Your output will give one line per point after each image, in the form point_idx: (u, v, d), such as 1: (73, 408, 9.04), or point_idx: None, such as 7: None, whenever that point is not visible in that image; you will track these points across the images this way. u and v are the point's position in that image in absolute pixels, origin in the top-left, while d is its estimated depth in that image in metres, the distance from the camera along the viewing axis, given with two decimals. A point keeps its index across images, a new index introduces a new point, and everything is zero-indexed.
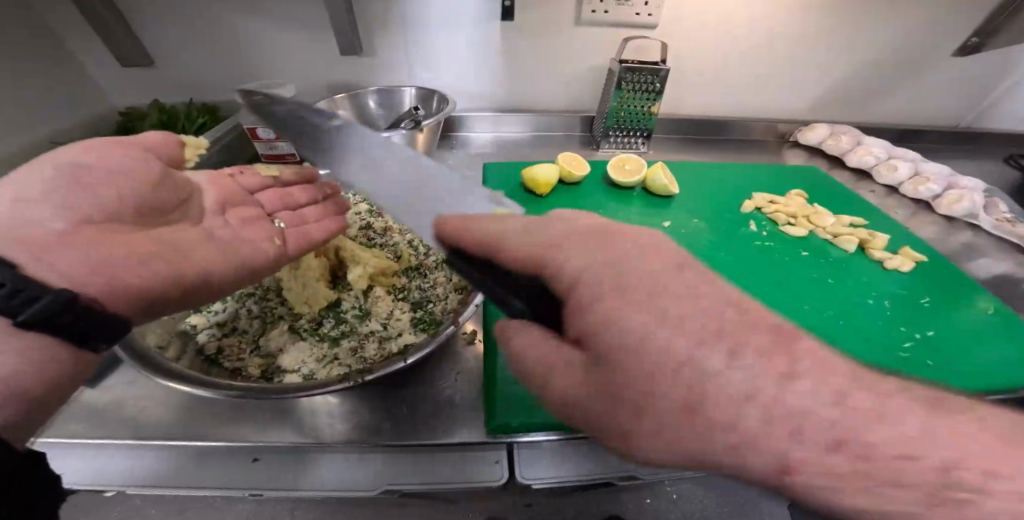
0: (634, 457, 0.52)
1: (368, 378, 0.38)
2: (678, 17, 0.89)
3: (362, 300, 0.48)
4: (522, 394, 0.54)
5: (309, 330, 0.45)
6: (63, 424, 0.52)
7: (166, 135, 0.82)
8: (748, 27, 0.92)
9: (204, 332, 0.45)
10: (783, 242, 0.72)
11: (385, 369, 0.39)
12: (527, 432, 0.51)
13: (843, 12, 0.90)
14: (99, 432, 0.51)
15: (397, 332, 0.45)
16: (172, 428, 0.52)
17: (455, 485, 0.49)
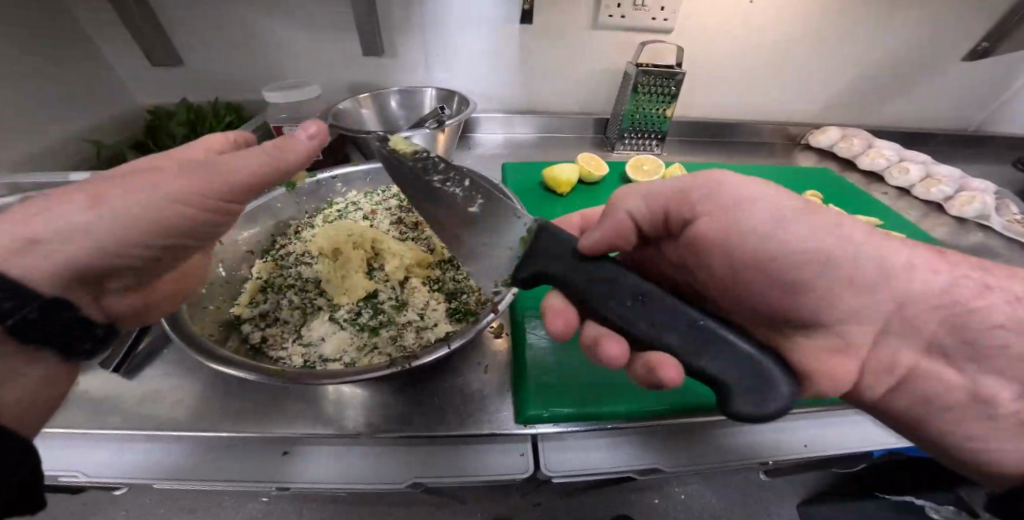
0: (652, 450, 0.53)
1: (414, 364, 0.39)
2: (694, 18, 0.91)
3: (398, 292, 0.48)
4: (550, 387, 0.55)
5: (347, 320, 0.45)
6: (95, 416, 0.53)
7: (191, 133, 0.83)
8: (760, 31, 0.94)
9: (246, 322, 0.46)
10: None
11: (429, 356, 0.40)
12: (556, 423, 0.52)
13: (853, 18, 0.92)
14: (131, 424, 0.52)
15: (435, 321, 0.46)
16: (202, 421, 0.53)
17: (484, 477, 0.50)
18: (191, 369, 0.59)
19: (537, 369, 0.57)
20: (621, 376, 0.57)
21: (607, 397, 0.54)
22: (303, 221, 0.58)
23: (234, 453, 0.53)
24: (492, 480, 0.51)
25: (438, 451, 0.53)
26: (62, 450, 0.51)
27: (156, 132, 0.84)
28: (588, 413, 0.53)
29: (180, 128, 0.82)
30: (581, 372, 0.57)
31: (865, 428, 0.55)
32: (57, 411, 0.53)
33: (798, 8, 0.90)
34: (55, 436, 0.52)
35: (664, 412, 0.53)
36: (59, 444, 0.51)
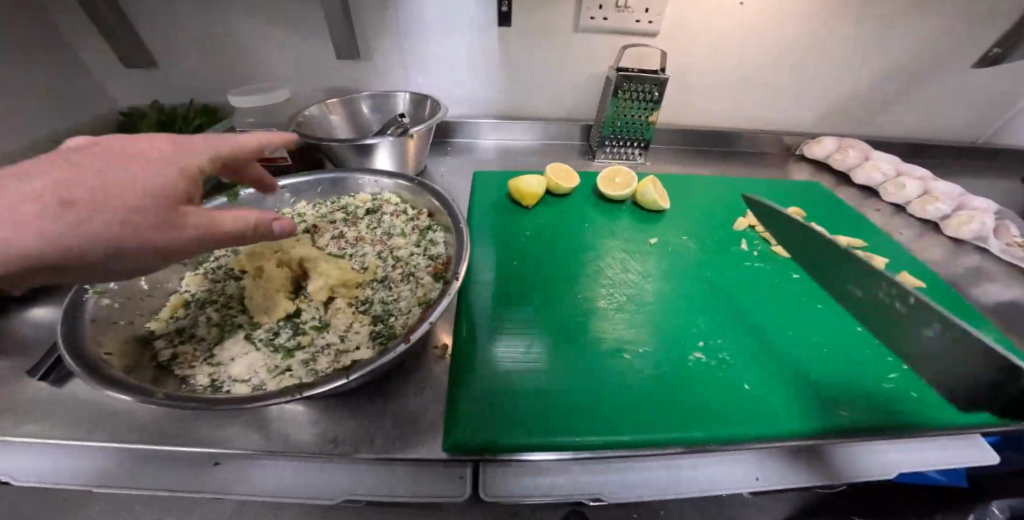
0: (589, 479, 0.49)
1: (312, 392, 0.36)
2: (681, 20, 0.86)
3: (322, 312, 0.46)
4: (483, 410, 0.51)
5: (264, 341, 0.43)
6: (18, 425, 0.51)
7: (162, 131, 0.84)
8: (751, 36, 0.88)
9: (160, 338, 0.44)
10: (773, 265, 0.69)
11: (330, 384, 0.37)
12: (483, 451, 0.48)
13: (851, 21, 0.86)
14: (58, 433, 0.50)
15: (355, 345, 0.43)
16: (127, 432, 0.51)
17: (417, 500, 0.48)
18: None
19: (473, 390, 0.53)
20: (563, 402, 0.53)
21: (544, 425, 0.50)
22: None
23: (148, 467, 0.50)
24: (427, 501, 0.48)
25: (375, 468, 0.50)
26: None
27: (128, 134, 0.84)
28: (520, 440, 0.49)
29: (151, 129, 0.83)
30: (520, 395, 0.53)
31: (831, 465, 0.50)
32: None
33: (794, 10, 0.84)
34: None
35: (601, 444, 0.49)
36: None
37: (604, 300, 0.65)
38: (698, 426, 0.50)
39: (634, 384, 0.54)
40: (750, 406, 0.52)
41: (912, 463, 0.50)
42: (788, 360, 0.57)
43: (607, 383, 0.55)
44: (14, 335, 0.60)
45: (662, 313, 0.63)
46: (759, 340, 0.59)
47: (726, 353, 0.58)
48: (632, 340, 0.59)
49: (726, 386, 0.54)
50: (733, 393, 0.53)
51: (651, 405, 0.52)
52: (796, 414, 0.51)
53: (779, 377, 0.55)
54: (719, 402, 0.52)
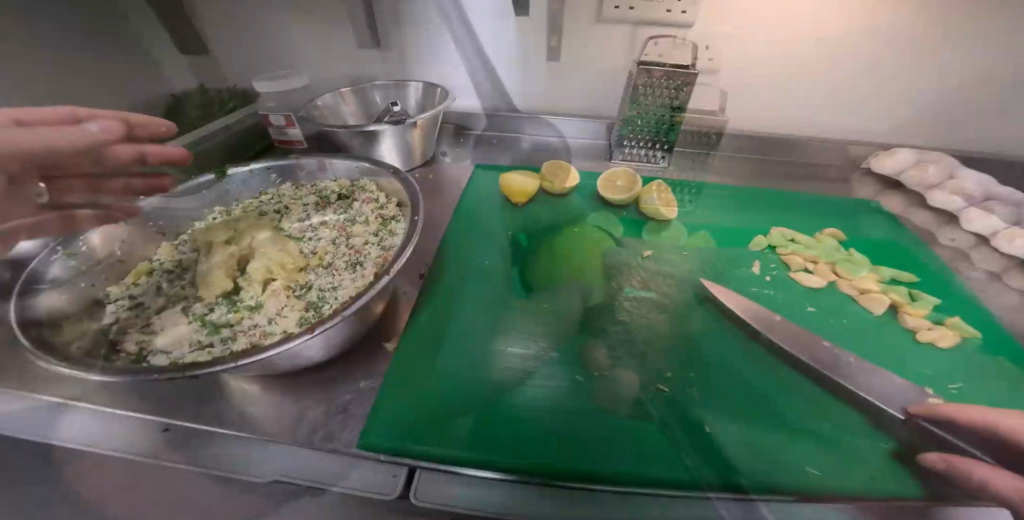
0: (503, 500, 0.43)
1: (203, 370, 0.36)
2: (721, 13, 0.76)
3: (260, 293, 0.46)
4: (407, 412, 0.48)
5: (196, 313, 0.44)
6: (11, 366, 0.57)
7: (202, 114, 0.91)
8: (806, 32, 0.76)
9: (116, 304, 0.47)
10: (789, 292, 0.60)
11: (225, 365, 0.36)
12: (394, 455, 0.45)
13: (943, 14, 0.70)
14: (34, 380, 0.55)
15: (278, 329, 0.42)
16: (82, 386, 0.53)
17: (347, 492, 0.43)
18: None
19: (404, 389, 0.50)
20: (490, 416, 0.48)
21: (462, 438, 0.46)
22: (227, 211, 0.60)
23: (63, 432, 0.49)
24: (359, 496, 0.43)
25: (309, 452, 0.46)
26: None
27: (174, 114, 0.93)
28: (434, 451, 0.45)
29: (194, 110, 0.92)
30: (449, 401, 0.49)
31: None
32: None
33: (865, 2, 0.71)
34: None
35: (516, 471, 0.43)
36: None
37: (566, 308, 0.58)
38: (633, 468, 0.43)
39: (573, 408, 0.48)
40: (704, 454, 0.44)
41: None
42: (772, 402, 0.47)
43: (544, 402, 0.49)
44: None
45: (628, 329, 0.54)
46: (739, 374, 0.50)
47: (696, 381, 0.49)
48: (585, 357, 0.52)
49: (681, 425, 0.46)
50: (687, 435, 0.45)
51: (585, 435, 0.45)
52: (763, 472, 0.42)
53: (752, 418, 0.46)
54: (666, 444, 0.44)
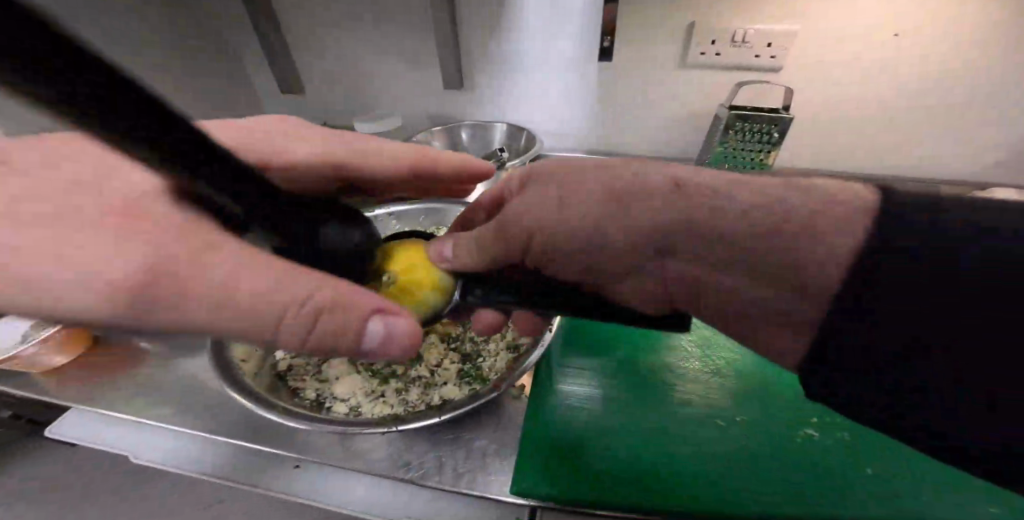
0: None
1: (403, 427, 0.38)
2: (825, 32, 0.77)
3: (417, 345, 0.48)
4: (555, 453, 0.49)
5: (363, 364, 0.47)
6: (148, 405, 0.62)
7: None
8: (910, 52, 0.76)
9: (280, 350, 0.50)
10: None
11: (421, 421, 0.38)
12: (549, 503, 0.45)
13: None
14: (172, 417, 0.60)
15: (444, 381, 0.45)
16: (215, 426, 0.58)
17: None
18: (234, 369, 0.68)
19: (594, 453, 0.49)
20: (640, 462, 0.48)
21: (615, 482, 0.46)
22: None
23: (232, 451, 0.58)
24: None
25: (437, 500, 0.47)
26: (111, 430, 0.61)
27: None
28: (586, 497, 0.45)
29: None
30: (592, 444, 0.50)
31: None
32: (130, 384, 0.65)
33: None
34: (110, 417, 0.63)
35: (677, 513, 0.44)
36: (108, 424, 0.62)
37: (697, 360, 0.59)
38: (796, 507, 0.44)
39: (724, 456, 0.48)
40: (855, 494, 0.45)
41: None
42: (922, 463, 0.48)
43: (690, 449, 0.49)
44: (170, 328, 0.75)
45: (754, 376, 0.56)
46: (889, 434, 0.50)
47: (846, 437, 0.50)
48: (727, 412, 0.52)
49: (835, 476, 0.46)
50: (843, 481, 0.46)
51: (742, 478, 0.46)
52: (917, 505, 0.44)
53: (909, 474, 0.47)
54: (821, 489, 0.45)
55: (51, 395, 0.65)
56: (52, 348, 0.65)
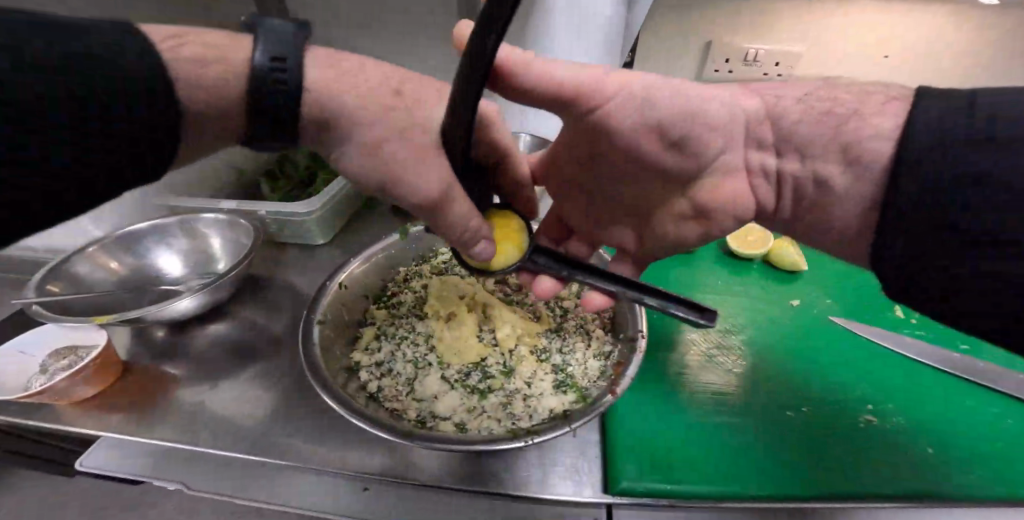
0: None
1: (535, 441, 0.39)
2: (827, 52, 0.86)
3: (507, 358, 0.50)
4: (642, 449, 0.51)
5: (457, 380, 0.48)
6: (186, 428, 0.60)
7: (313, 164, 1.02)
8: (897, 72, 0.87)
9: (364, 370, 0.50)
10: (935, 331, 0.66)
11: (549, 433, 0.40)
12: (650, 498, 0.46)
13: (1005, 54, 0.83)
14: (215, 442, 0.58)
15: (542, 392, 0.47)
16: (265, 447, 0.57)
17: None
18: (274, 384, 0.66)
19: (678, 447, 0.51)
20: (724, 452, 0.51)
21: (706, 473, 0.48)
22: (411, 269, 0.65)
23: (300, 473, 0.56)
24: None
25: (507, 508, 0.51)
26: (149, 458, 0.59)
27: (285, 163, 1.05)
28: (684, 489, 0.47)
29: (304, 160, 1.03)
30: (674, 439, 0.52)
31: None
32: (162, 409, 0.62)
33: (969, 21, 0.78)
34: (147, 446, 0.60)
35: (773, 496, 0.46)
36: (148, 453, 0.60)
37: (747, 355, 0.63)
38: (874, 482, 0.47)
39: (795, 441, 0.52)
40: (918, 466, 0.49)
41: None
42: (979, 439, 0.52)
43: (765, 437, 0.52)
44: (194, 347, 0.73)
45: (801, 368, 0.61)
46: (943, 412, 0.55)
47: (902, 419, 0.54)
48: (788, 403, 0.57)
49: (898, 451, 0.51)
50: (905, 454, 0.50)
51: (818, 460, 0.50)
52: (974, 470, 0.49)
53: (967, 447, 0.51)
54: (888, 462, 0.49)
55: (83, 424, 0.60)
56: (86, 375, 0.60)
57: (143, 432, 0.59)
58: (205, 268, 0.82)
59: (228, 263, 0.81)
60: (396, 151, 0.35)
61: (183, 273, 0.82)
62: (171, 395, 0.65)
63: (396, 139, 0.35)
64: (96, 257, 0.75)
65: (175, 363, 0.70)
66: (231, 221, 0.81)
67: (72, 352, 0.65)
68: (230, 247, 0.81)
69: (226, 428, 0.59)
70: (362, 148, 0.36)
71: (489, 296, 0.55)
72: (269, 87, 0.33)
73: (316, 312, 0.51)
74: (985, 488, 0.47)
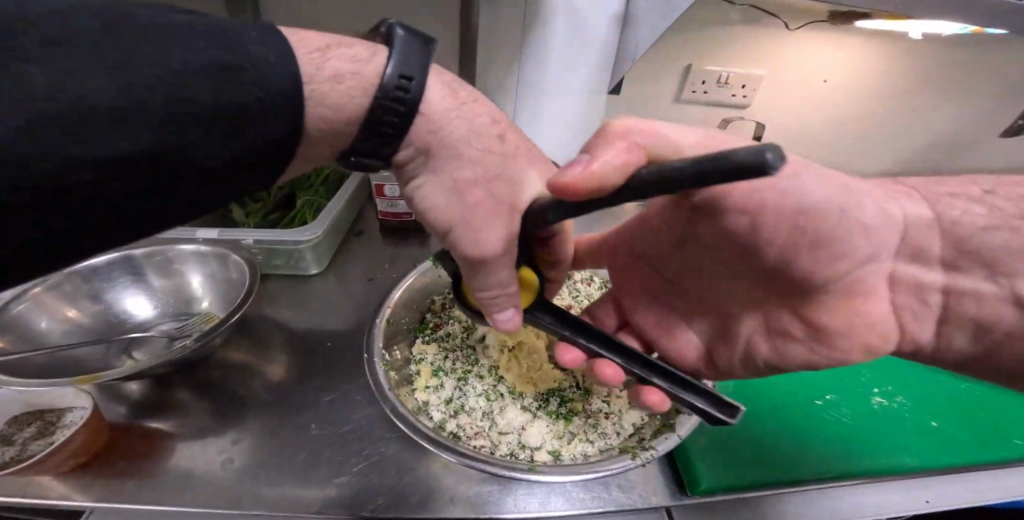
0: (823, 506, 0.52)
1: (650, 457, 0.41)
2: (780, 81, 0.97)
3: (579, 381, 0.52)
4: (709, 450, 0.54)
5: (538, 408, 0.49)
6: (191, 492, 0.51)
7: (288, 183, 0.94)
8: (838, 96, 1.02)
9: (435, 409, 0.49)
10: None
11: (659, 446, 0.43)
12: (724, 494, 0.50)
13: (911, 89, 1.02)
14: (232, 503, 0.50)
15: (621, 409, 0.49)
16: (297, 500, 0.51)
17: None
18: (290, 427, 0.59)
19: (737, 444, 0.55)
20: (774, 443, 0.56)
21: (766, 464, 0.53)
22: (446, 296, 0.63)
23: None
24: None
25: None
26: None
27: None
28: (752, 484, 0.51)
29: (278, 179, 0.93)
30: (732, 436, 0.56)
31: (988, 480, 0.56)
32: (152, 474, 0.53)
33: (890, 54, 0.94)
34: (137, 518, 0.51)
35: (822, 479, 0.52)
36: None
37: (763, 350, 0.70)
38: (890, 454, 0.56)
39: (825, 426, 0.59)
40: (921, 436, 0.59)
41: None
42: (956, 408, 0.63)
43: (799, 425, 0.59)
44: (177, 396, 0.63)
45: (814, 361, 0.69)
46: (927, 389, 0.66)
47: (899, 397, 0.64)
48: (810, 391, 0.64)
49: (903, 425, 0.60)
50: (908, 427, 0.60)
51: (845, 439, 0.57)
52: (961, 437, 0.59)
53: (949, 416, 0.62)
54: (899, 435, 0.59)
55: (74, 500, 0.49)
56: (78, 445, 0.51)
57: (158, 502, 0.50)
58: (183, 305, 0.72)
59: (215, 301, 0.72)
60: (479, 199, 0.39)
61: (154, 314, 0.70)
62: (177, 455, 0.55)
63: (474, 145, 0.40)
64: (50, 304, 0.63)
65: (171, 417, 0.60)
66: (219, 254, 0.71)
67: (38, 417, 0.54)
68: (212, 281, 0.72)
69: (262, 484, 0.52)
70: (450, 183, 0.40)
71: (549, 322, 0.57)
72: (391, 102, 0.36)
73: (376, 353, 0.50)
74: (973, 453, 0.57)
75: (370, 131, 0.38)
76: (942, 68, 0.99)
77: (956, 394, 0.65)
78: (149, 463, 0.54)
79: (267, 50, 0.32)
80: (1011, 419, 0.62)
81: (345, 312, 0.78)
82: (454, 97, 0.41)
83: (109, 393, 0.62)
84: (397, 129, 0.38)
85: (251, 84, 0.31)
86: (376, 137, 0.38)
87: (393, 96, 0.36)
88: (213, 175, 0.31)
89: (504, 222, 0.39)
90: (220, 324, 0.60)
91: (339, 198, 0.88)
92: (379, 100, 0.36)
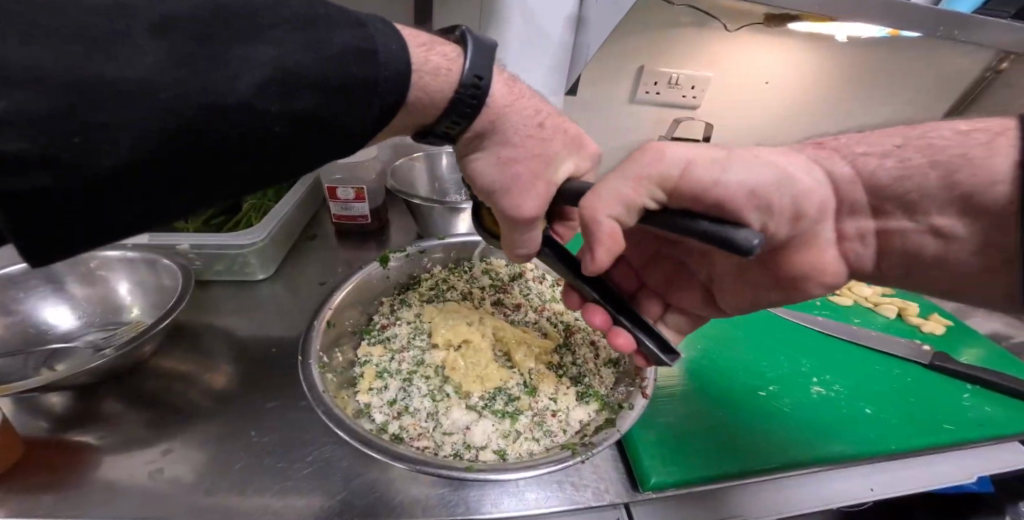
0: (775, 499, 0.53)
1: (594, 450, 0.41)
2: (725, 84, 1.02)
3: (528, 378, 0.52)
4: (661, 445, 0.54)
5: (483, 407, 0.48)
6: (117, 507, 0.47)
7: None
8: (779, 97, 1.07)
9: (378, 412, 0.47)
10: (837, 311, 0.82)
11: (603, 439, 0.42)
12: (672, 488, 0.50)
13: (843, 91, 1.09)
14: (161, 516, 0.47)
15: (568, 406, 0.49)
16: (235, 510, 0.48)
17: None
18: (231, 436, 0.56)
19: (687, 438, 0.56)
20: (724, 435, 0.57)
21: (715, 456, 0.54)
22: (395, 296, 0.62)
23: None
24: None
25: None
26: None
27: None
28: (701, 478, 0.51)
29: None
30: (684, 431, 0.57)
31: (918, 464, 0.60)
32: (72, 489, 0.49)
33: (824, 57, 1.00)
34: None
35: (770, 469, 0.54)
36: None
37: (712, 344, 0.72)
38: (831, 441, 0.58)
39: (771, 416, 0.61)
40: (861, 424, 0.61)
41: (980, 470, 0.60)
42: (892, 396, 0.66)
43: (747, 417, 0.60)
44: (105, 408, 0.58)
45: (762, 354, 0.71)
46: (866, 378, 0.69)
47: (839, 385, 0.67)
48: (758, 382, 0.66)
49: (844, 413, 0.63)
50: (848, 414, 0.62)
51: (790, 428, 0.59)
52: (896, 421, 0.62)
53: (885, 401, 0.65)
54: (840, 422, 0.61)
55: None
56: None
57: (82, 515, 0.46)
58: (111, 314, 0.67)
59: (146, 309, 0.67)
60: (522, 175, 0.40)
61: (77, 325, 0.65)
62: (104, 467, 0.51)
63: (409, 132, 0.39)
64: None
65: (99, 429, 0.55)
66: (149, 259, 0.67)
67: None
68: (142, 288, 0.68)
69: (199, 494, 0.49)
70: (497, 161, 0.40)
71: (498, 320, 0.56)
72: (467, 97, 0.37)
73: (313, 356, 0.47)
74: (908, 438, 0.60)
75: (448, 119, 0.38)
76: (870, 72, 1.06)
77: (891, 381, 0.69)
78: (69, 478, 0.49)
79: (389, 37, 0.33)
80: (942, 404, 0.66)
81: (295, 317, 0.75)
82: (511, 93, 0.41)
83: (26, 406, 0.57)
84: (470, 120, 0.38)
85: (382, 68, 0.32)
86: (455, 119, 0.38)
87: (471, 94, 0.37)
88: (302, 141, 0.31)
89: (542, 195, 0.40)
90: (144, 333, 0.55)
91: (289, 200, 0.85)
92: (459, 95, 0.36)
